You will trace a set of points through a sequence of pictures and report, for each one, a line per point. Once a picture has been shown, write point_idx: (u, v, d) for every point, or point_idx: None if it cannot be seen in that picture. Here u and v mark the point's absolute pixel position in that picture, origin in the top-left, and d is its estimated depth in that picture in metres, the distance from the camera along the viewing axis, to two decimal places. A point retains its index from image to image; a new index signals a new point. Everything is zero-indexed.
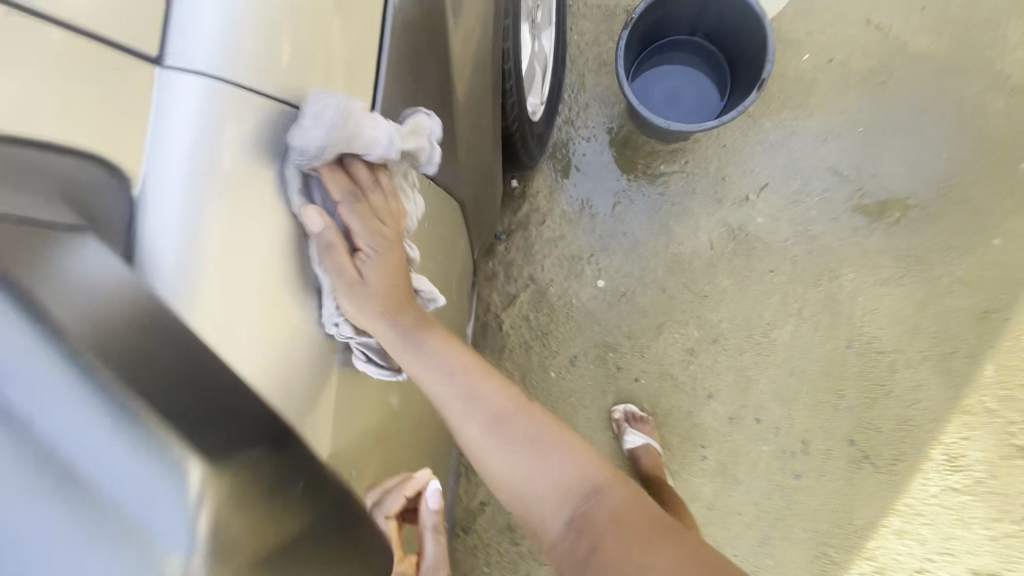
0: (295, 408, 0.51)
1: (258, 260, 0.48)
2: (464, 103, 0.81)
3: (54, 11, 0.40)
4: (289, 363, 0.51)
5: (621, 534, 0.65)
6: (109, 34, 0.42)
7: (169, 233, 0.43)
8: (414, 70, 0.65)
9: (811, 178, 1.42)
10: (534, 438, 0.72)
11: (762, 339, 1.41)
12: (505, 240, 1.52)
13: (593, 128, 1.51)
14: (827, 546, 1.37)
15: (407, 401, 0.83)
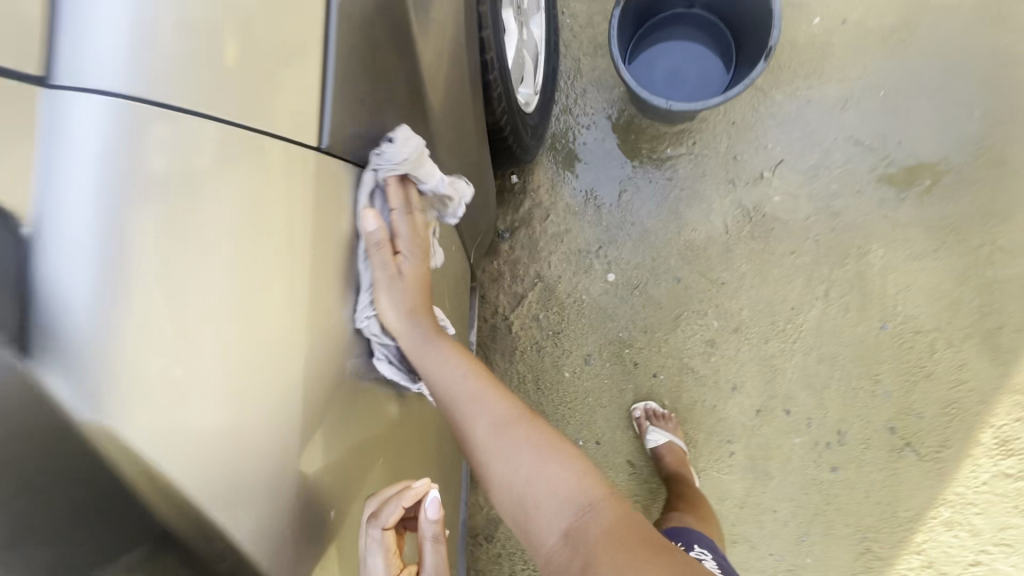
0: (238, 436, 0.48)
1: (186, 281, 0.46)
2: (439, 100, 0.76)
3: None
4: (229, 388, 0.48)
5: (615, 551, 0.59)
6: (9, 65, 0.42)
7: (79, 261, 0.42)
8: (373, 69, 0.61)
9: (830, 150, 1.32)
10: (531, 446, 0.69)
11: (787, 325, 1.33)
12: (508, 238, 1.46)
13: (593, 115, 1.44)
14: (870, 542, 1.28)
15: (406, 420, 0.78)
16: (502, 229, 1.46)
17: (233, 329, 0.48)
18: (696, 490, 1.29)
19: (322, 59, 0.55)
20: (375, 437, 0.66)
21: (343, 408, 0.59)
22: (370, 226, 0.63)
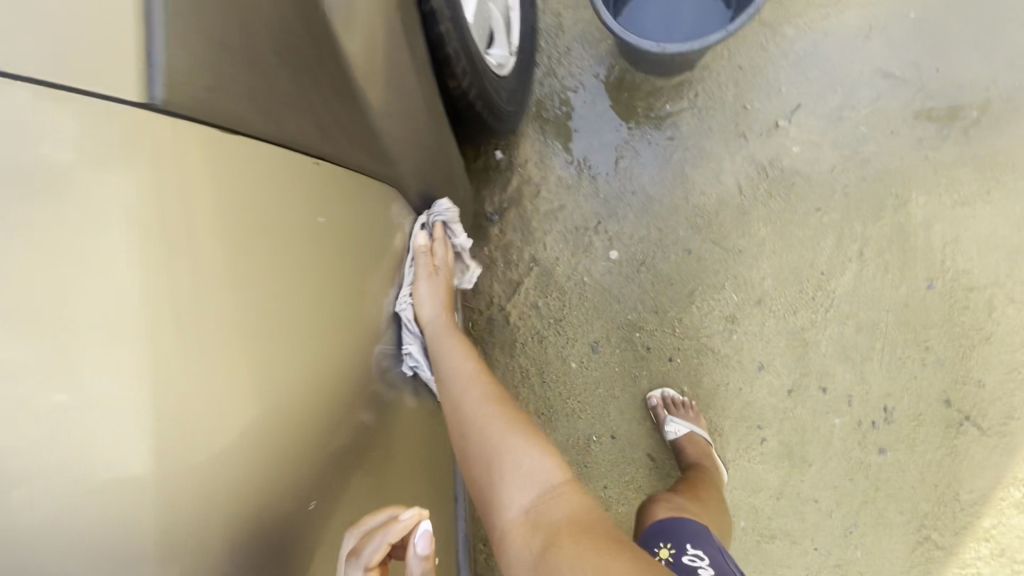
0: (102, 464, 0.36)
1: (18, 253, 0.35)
2: (369, 56, 0.63)
3: None
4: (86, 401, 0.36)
5: (575, 530, 0.57)
6: None
7: None
8: (258, 10, 0.48)
9: (855, 87, 1.15)
10: (514, 436, 0.69)
11: (817, 293, 1.17)
12: (498, 221, 1.32)
13: (580, 75, 1.29)
14: (929, 530, 1.13)
15: (388, 444, 0.67)
16: (490, 211, 1.32)
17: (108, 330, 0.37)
18: (710, 478, 1.14)
19: None
20: (333, 475, 0.53)
21: (285, 441, 0.46)
22: (418, 238, 0.82)
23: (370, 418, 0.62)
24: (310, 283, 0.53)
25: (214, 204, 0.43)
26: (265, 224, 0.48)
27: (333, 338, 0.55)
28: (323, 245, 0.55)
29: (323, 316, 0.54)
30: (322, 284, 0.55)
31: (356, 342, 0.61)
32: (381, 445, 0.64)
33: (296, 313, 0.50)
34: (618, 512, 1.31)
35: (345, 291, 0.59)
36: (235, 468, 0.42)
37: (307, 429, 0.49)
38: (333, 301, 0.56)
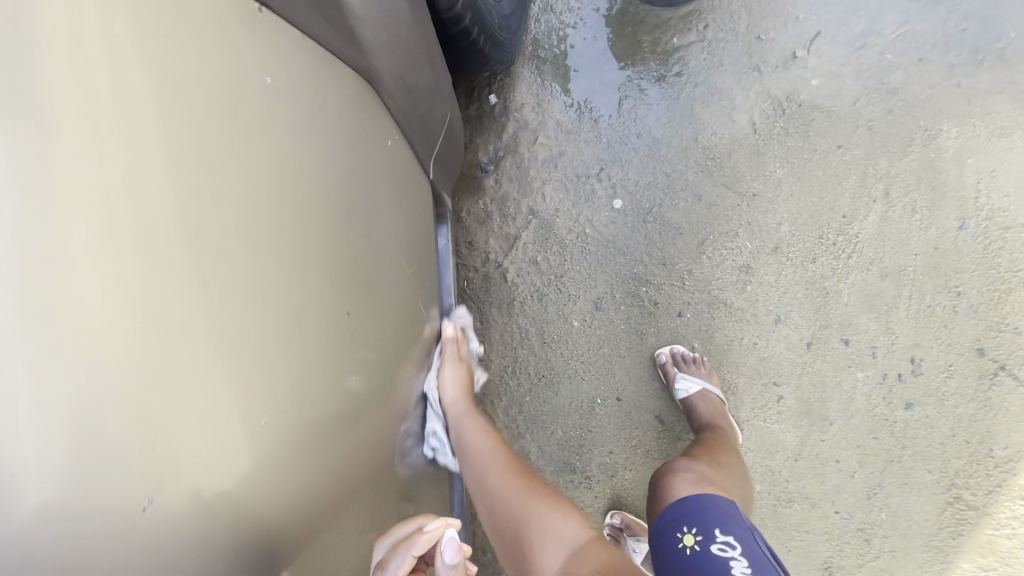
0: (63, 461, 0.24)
1: None
2: None
3: None
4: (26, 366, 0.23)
5: None
6: None
7: None
8: None
9: (880, 11, 1.06)
10: (540, 502, 0.72)
11: (839, 237, 1.08)
12: (493, 171, 1.24)
13: (579, 10, 1.19)
14: (961, 490, 1.06)
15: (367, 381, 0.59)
16: (483, 160, 1.24)
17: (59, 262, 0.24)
18: (727, 441, 1.06)
19: None
20: (311, 418, 0.44)
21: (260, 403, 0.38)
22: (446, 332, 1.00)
23: (342, 351, 0.52)
24: (281, 260, 0.42)
25: (181, 153, 0.31)
26: (225, 191, 0.35)
27: (307, 322, 0.45)
28: (290, 195, 0.43)
29: (300, 259, 0.44)
30: (296, 257, 0.44)
31: (336, 279, 0.52)
32: (360, 381, 0.56)
33: (273, 280, 0.40)
34: (624, 477, 1.25)
35: (322, 220, 0.49)
36: (195, 526, 0.32)
37: (277, 447, 0.39)
38: (305, 273, 0.45)
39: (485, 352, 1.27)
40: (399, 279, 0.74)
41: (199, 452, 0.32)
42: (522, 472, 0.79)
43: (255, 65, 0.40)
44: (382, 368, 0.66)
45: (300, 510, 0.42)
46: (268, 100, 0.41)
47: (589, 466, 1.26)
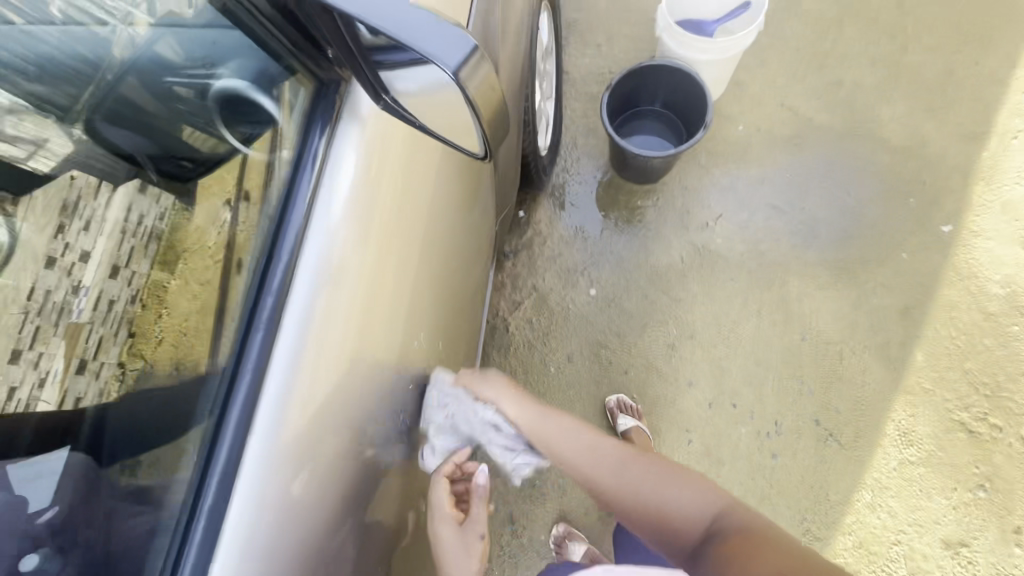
0: (362, 359, 0.74)
1: (378, 256, 0.76)
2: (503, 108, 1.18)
3: (421, 45, 0.45)
4: (370, 328, 0.75)
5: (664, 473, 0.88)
6: (419, 43, 0.46)
7: (330, 189, 0.69)
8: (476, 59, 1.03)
9: (755, 211, 1.76)
10: (651, 468, 0.88)
11: (730, 334, 1.66)
12: (512, 258, 1.83)
13: (584, 174, 1.90)
14: (808, 523, 1.47)
15: (453, 301, 1.07)
16: (506, 250, 1.83)
17: (384, 300, 0.78)
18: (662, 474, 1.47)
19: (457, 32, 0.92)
20: (434, 288, 0.94)
21: (400, 373, 0.86)
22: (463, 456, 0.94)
23: (452, 271, 1.03)
24: (426, 312, 0.93)
25: (418, 274, 0.87)
26: (422, 287, 0.89)
27: (427, 337, 0.95)
28: (455, 192, 0.97)
29: (435, 305, 0.97)
30: (433, 311, 0.96)
31: (460, 236, 1.04)
32: (451, 298, 1.05)
33: (421, 326, 0.91)
34: (572, 496, 1.61)
35: (465, 206, 1.04)
36: (372, 410, 0.78)
37: (398, 393, 0.86)
38: (434, 309, 0.96)
39: None
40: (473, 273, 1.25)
41: (381, 382, 0.80)
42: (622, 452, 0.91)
43: None
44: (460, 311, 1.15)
45: (417, 332, 0.89)
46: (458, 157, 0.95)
47: (545, 484, 1.62)
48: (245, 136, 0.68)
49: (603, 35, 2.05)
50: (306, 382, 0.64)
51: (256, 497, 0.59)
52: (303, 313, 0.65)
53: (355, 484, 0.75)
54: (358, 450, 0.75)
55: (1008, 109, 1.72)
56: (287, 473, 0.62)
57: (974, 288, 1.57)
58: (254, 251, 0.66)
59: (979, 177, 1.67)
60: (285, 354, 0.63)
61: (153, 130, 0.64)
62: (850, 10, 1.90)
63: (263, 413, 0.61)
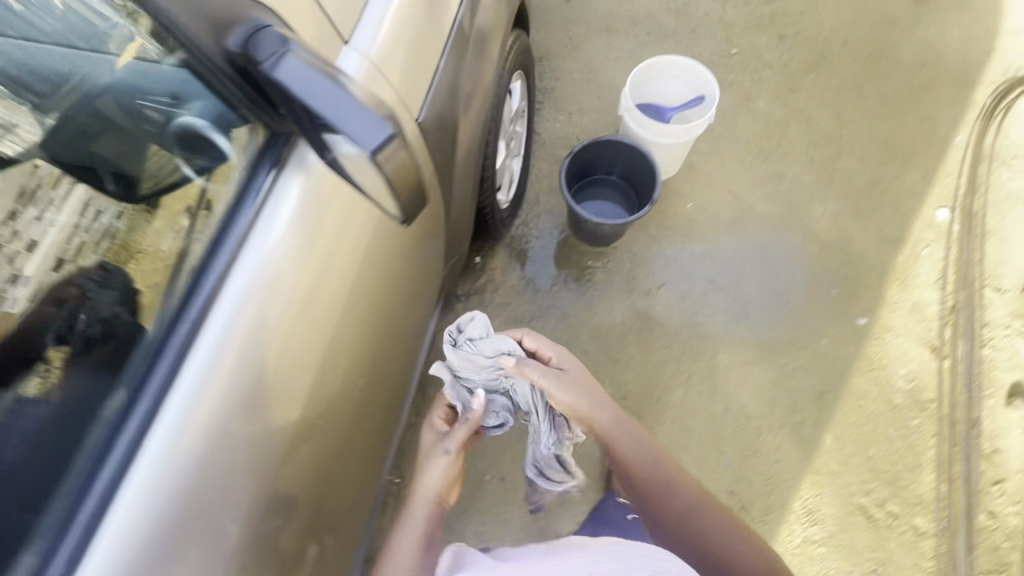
0: (278, 384, 0.77)
1: (312, 288, 0.80)
2: (459, 166, 1.28)
3: (351, 128, 0.51)
4: (290, 356, 0.79)
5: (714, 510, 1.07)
6: (346, 126, 0.52)
7: (268, 222, 0.74)
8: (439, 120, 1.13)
9: (695, 284, 1.88)
10: (718, 517, 1.06)
11: (660, 399, 1.73)
12: (463, 300, 1.89)
13: (543, 229, 2.00)
14: None
15: (388, 337, 1.12)
16: (459, 292, 1.89)
17: (311, 331, 0.82)
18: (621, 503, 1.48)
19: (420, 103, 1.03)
20: (367, 325, 0.98)
21: (320, 402, 0.89)
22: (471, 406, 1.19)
23: (388, 311, 1.07)
24: (355, 346, 0.96)
25: (352, 311, 0.91)
26: (355, 323, 0.93)
27: (354, 370, 0.98)
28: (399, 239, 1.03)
29: (368, 339, 1.00)
30: (364, 345, 0.99)
31: (401, 277, 1.10)
32: (385, 335, 1.10)
33: (348, 360, 0.95)
34: (490, 544, 1.61)
35: (408, 250, 1.10)
36: (283, 436, 0.80)
37: (312, 422, 0.88)
38: (365, 344, 1.00)
39: (416, 420, 1.75)
40: (417, 313, 1.30)
41: (296, 410, 0.82)
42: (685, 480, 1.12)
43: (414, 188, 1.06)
44: (395, 348, 1.19)
45: (341, 364, 0.93)
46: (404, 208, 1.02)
47: (465, 529, 1.62)
48: (201, 168, 0.72)
49: (575, 104, 2.20)
50: (212, 401, 0.67)
51: (140, 506, 0.61)
52: (222, 334, 0.69)
53: (255, 504, 0.76)
54: (261, 471, 0.76)
55: (922, 220, 1.91)
56: (178, 487, 0.64)
57: (881, 379, 1.70)
58: (185, 268, 0.70)
59: (893, 278, 1.83)
60: (195, 372, 0.66)
61: (114, 150, 0.67)
62: (795, 115, 2.11)
63: (161, 425, 0.64)
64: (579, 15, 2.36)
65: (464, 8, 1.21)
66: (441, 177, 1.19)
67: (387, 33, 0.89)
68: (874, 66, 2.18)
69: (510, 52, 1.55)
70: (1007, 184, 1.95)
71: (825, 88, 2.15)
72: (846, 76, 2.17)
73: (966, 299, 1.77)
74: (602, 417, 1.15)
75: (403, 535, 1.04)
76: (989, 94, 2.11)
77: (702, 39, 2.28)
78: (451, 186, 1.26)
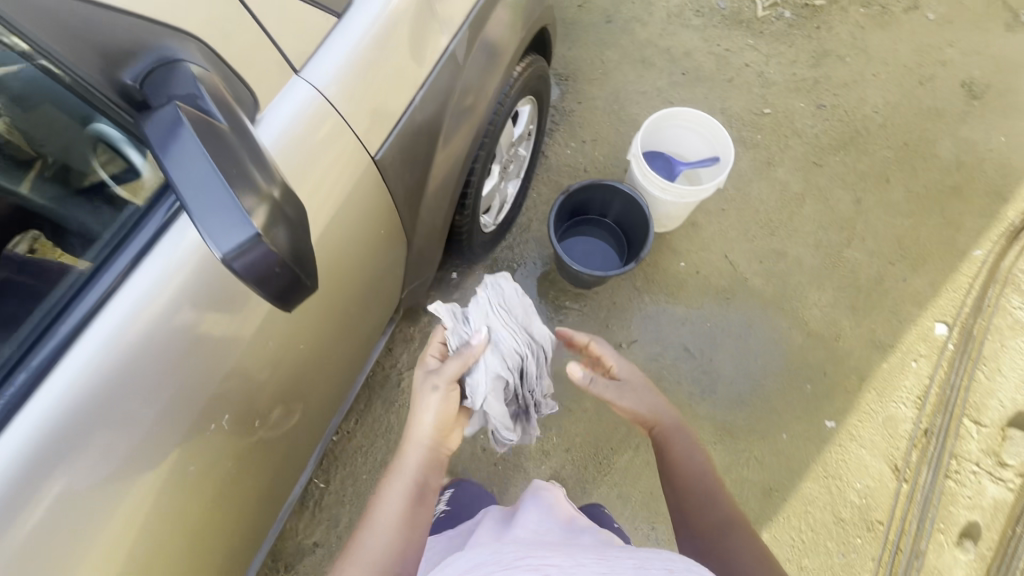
0: (165, 404, 0.73)
1: (220, 309, 0.76)
2: (429, 195, 1.21)
3: (205, 230, 0.48)
4: (186, 376, 0.75)
5: (755, 538, 0.91)
6: (206, 225, 0.48)
7: (178, 236, 0.72)
8: (409, 150, 1.06)
9: (668, 348, 1.80)
10: (756, 546, 0.89)
11: (604, 460, 1.68)
12: (430, 314, 1.83)
13: (527, 258, 1.92)
14: None
15: (314, 365, 1.06)
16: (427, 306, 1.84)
17: (215, 354, 0.78)
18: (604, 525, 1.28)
19: (387, 136, 0.98)
20: (285, 353, 0.94)
21: (219, 430, 0.84)
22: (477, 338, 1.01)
23: (313, 343, 1.01)
24: (270, 372, 0.92)
25: (270, 337, 0.87)
26: (274, 348, 0.90)
27: (266, 398, 0.94)
28: (336, 272, 0.97)
29: (288, 365, 0.96)
30: (283, 370, 0.95)
31: (337, 307, 1.04)
32: (311, 364, 1.04)
33: (261, 384, 0.90)
34: None
35: (350, 280, 1.04)
36: (166, 458, 0.76)
37: (207, 450, 0.83)
38: (284, 371, 0.96)
39: (354, 427, 1.71)
40: (361, 337, 1.24)
41: (189, 433, 0.78)
42: (729, 498, 0.97)
43: (364, 220, 0.99)
44: (325, 373, 1.13)
45: (248, 394, 0.88)
46: (347, 241, 0.96)
47: None
48: (124, 181, 0.70)
49: (590, 133, 2.11)
50: (74, 410, 0.65)
51: (25, 443, 0.63)
52: (101, 342, 0.67)
53: (161, 464, 0.75)
54: (130, 492, 0.72)
55: (918, 331, 1.81)
56: (35, 475, 0.64)
57: (834, 489, 1.64)
58: (81, 270, 0.69)
59: (872, 386, 1.75)
60: (107, 326, 0.67)
61: (44, 135, 0.65)
62: (813, 192, 2.01)
63: (16, 425, 0.63)
64: (616, 40, 2.26)
65: (462, 36, 1.13)
66: (403, 207, 1.12)
67: (345, 69, 0.87)
68: (908, 157, 2.07)
69: (518, 79, 1.45)
70: (1015, 312, 1.85)
71: (851, 170, 2.04)
72: (876, 161, 2.06)
73: (943, 425, 1.69)
74: (661, 417, 1.05)
75: (393, 478, 0.96)
76: (1020, 212, 1.99)
77: (737, 91, 2.17)
78: (416, 215, 1.19)
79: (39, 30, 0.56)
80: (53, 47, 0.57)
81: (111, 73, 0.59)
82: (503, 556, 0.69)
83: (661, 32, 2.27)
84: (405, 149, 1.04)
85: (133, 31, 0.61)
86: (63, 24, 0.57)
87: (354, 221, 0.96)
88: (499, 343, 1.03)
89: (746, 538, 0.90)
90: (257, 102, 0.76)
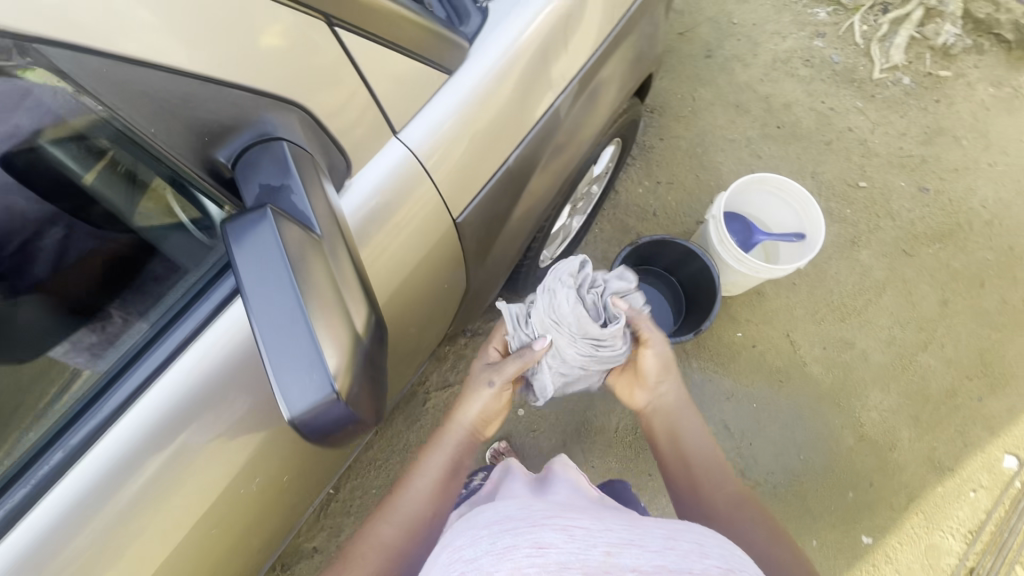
0: (214, 461, 0.70)
1: None
2: (500, 246, 1.14)
3: (284, 394, 0.47)
4: (245, 429, 0.72)
5: (759, 508, 0.91)
6: (285, 387, 0.47)
7: None
8: (491, 209, 1.00)
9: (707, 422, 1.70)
10: (762, 518, 0.89)
11: None
12: (469, 336, 1.77)
13: None
14: None
15: None
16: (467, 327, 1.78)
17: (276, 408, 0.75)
18: None
19: (472, 199, 0.93)
20: None
21: (254, 486, 0.80)
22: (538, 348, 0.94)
23: None
24: None
25: None
26: None
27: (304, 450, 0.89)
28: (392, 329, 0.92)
29: None
30: None
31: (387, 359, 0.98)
32: None
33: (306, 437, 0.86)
34: None
35: (403, 333, 0.98)
36: (207, 510, 0.73)
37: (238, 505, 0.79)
38: None
39: (373, 439, 1.68)
40: (402, 376, 1.18)
41: (232, 486, 0.75)
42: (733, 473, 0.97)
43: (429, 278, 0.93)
44: None
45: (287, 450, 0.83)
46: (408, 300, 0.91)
47: None
48: (203, 226, 0.66)
49: (667, 175, 1.99)
50: (121, 473, 0.62)
51: (65, 509, 0.60)
52: (169, 395, 0.64)
53: (190, 525, 0.71)
54: (162, 548, 0.69)
55: (983, 459, 1.67)
56: (76, 533, 0.61)
57: None
58: (162, 311, 0.66)
59: (921, 509, 1.62)
60: (179, 373, 0.65)
61: (133, 154, 0.56)
62: (896, 282, 1.85)
63: (61, 487, 0.60)
64: (712, 78, 2.11)
65: (571, 89, 1.04)
66: (473, 259, 1.06)
67: (444, 131, 0.81)
68: (1010, 264, 1.88)
69: (611, 126, 1.35)
70: None
71: (944, 266, 1.87)
72: (973, 263, 1.88)
73: (990, 568, 1.57)
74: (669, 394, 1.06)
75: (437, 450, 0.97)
76: None
77: (833, 156, 2.01)
78: (482, 265, 1.12)
79: (131, 111, 0.52)
80: (146, 129, 0.54)
81: (202, 151, 0.58)
82: (528, 509, 0.60)
83: (763, 77, 2.11)
84: (487, 208, 0.98)
85: (235, 104, 0.57)
86: (153, 99, 0.52)
87: (419, 281, 0.91)
88: (563, 352, 0.95)
89: (749, 507, 0.91)
90: (349, 169, 0.72)
